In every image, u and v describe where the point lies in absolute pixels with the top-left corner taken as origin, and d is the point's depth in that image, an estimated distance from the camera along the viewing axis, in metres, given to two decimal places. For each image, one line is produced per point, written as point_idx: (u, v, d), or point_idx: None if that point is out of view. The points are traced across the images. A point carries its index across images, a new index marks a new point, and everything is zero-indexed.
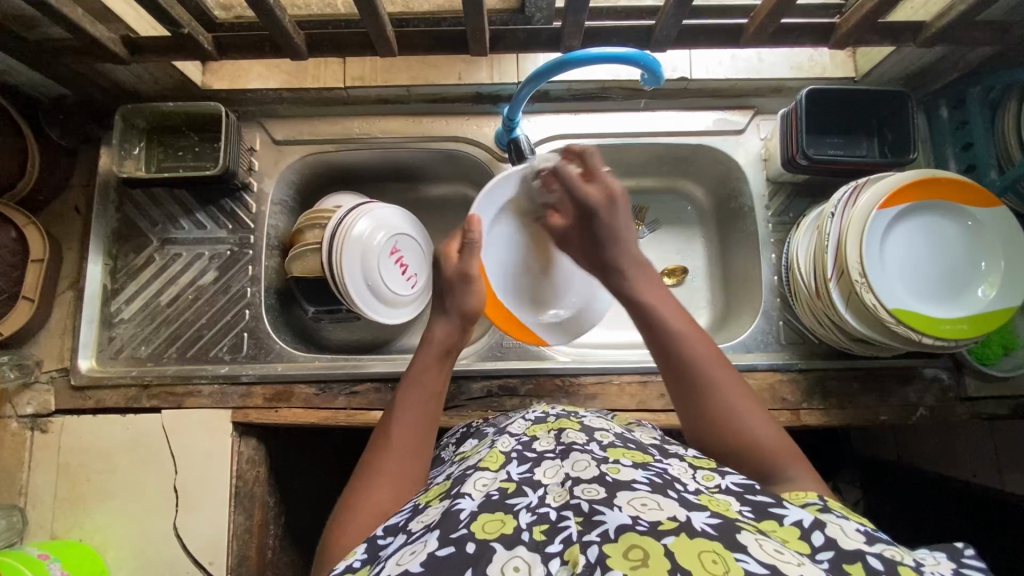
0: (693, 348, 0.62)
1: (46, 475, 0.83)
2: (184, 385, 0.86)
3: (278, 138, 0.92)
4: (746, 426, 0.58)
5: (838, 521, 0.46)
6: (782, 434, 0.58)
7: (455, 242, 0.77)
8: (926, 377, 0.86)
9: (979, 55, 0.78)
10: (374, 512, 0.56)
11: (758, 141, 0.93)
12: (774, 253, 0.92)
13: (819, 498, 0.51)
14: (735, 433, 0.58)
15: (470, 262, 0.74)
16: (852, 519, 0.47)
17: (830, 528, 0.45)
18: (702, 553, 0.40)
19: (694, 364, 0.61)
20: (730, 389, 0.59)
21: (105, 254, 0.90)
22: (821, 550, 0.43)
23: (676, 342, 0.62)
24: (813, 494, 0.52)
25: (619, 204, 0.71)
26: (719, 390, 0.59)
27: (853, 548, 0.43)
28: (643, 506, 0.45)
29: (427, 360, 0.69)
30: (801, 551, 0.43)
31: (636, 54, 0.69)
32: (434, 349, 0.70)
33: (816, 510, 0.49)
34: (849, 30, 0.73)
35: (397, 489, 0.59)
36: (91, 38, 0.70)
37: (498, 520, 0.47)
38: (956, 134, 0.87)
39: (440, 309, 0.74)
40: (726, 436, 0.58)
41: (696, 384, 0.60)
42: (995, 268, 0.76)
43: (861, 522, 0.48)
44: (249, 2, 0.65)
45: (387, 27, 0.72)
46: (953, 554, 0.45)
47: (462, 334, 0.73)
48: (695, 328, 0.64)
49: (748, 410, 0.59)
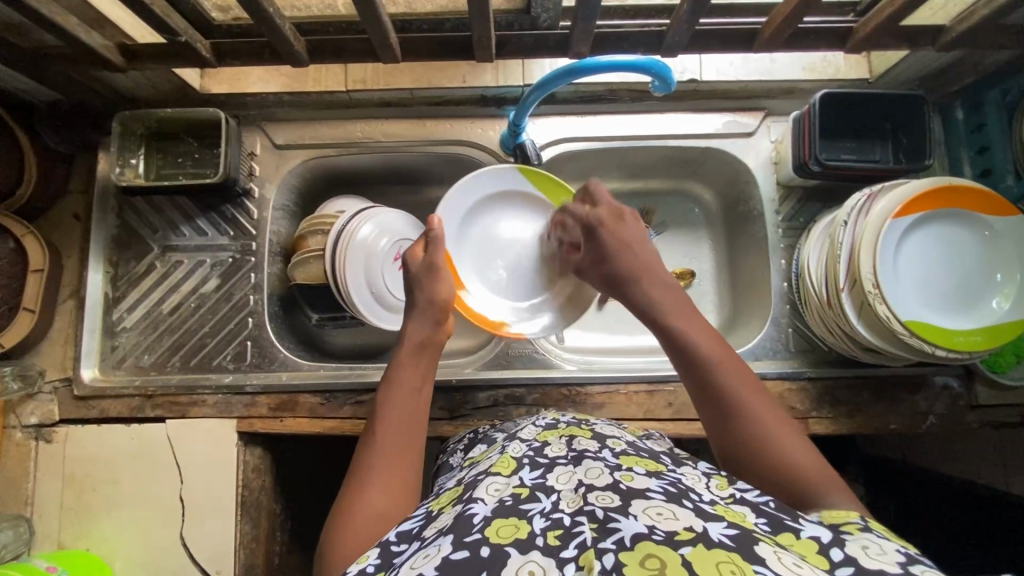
0: (717, 364, 0.60)
1: (52, 485, 0.83)
2: (187, 395, 0.85)
3: (279, 143, 0.91)
4: (785, 448, 0.55)
5: (872, 542, 0.45)
6: (819, 457, 0.55)
7: (419, 243, 0.80)
8: (937, 386, 0.85)
9: (997, 59, 0.76)
10: (373, 514, 0.55)
11: (769, 143, 0.91)
12: (783, 259, 0.90)
13: (859, 518, 0.48)
14: (775, 454, 0.55)
15: (435, 253, 0.77)
16: (891, 541, 0.45)
17: (849, 546, 0.44)
18: (719, 564, 0.39)
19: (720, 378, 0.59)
20: (764, 408, 0.57)
21: (106, 262, 0.88)
22: (841, 565, 0.42)
23: (698, 356, 0.61)
24: (854, 513, 0.49)
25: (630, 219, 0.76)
26: (753, 409, 0.57)
27: (876, 568, 0.41)
28: (659, 515, 0.44)
29: (406, 357, 0.69)
30: (819, 566, 0.42)
31: (646, 62, 0.68)
32: (409, 344, 0.71)
33: (855, 528, 0.47)
34: (867, 34, 0.70)
35: (395, 487, 0.58)
36: (85, 46, 0.69)
37: (513, 525, 0.46)
38: (970, 137, 0.85)
39: (412, 303, 0.75)
40: (767, 459, 0.55)
41: (729, 400, 0.58)
42: (1010, 279, 0.74)
43: (903, 545, 0.45)
44: (249, 10, 0.63)
45: (389, 33, 0.70)
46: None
47: (436, 325, 0.73)
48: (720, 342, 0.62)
49: (786, 432, 0.56)
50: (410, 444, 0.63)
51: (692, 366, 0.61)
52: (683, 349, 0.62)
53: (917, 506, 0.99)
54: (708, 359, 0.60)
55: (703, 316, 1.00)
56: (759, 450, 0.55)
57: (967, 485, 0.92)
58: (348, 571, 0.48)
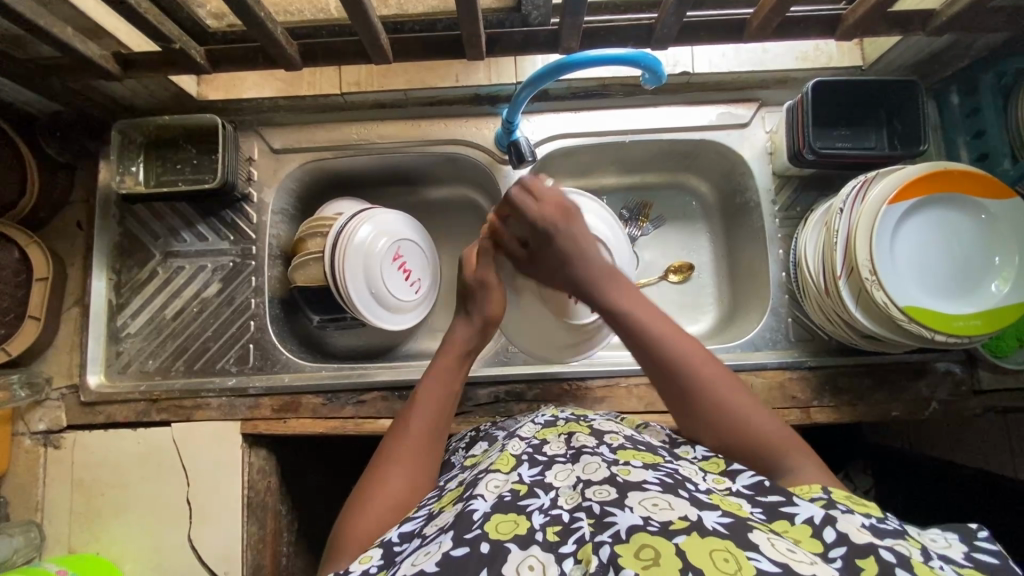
0: (672, 346, 0.62)
1: (61, 489, 0.84)
2: (192, 399, 0.87)
3: (276, 147, 0.92)
4: (747, 418, 0.59)
5: (844, 516, 0.46)
6: (785, 426, 0.59)
7: (476, 248, 0.77)
8: (939, 371, 0.85)
9: (988, 42, 0.76)
10: (389, 504, 0.57)
11: (764, 134, 0.91)
12: (781, 249, 0.90)
13: (823, 492, 0.51)
14: (739, 425, 0.58)
15: (488, 270, 0.73)
16: (857, 512, 0.47)
17: (841, 522, 0.45)
18: (713, 552, 0.39)
19: (677, 362, 0.61)
20: (714, 375, 0.61)
21: (109, 269, 0.90)
22: (834, 548, 0.43)
23: (649, 340, 0.63)
24: (818, 487, 0.52)
25: (574, 216, 0.71)
26: (711, 381, 0.60)
27: (866, 542, 0.42)
28: (654, 506, 0.44)
29: (442, 361, 0.70)
30: (813, 550, 0.43)
31: (635, 55, 0.68)
32: (451, 351, 0.71)
33: (822, 505, 0.49)
34: (856, 21, 0.70)
35: (411, 484, 0.59)
36: (81, 56, 0.69)
37: (512, 521, 0.46)
38: (967, 122, 0.85)
39: (463, 311, 0.74)
40: (731, 430, 0.59)
41: (677, 363, 0.61)
42: (1009, 261, 0.74)
43: (867, 513, 0.47)
44: (242, 17, 0.64)
45: (380, 35, 0.70)
46: (965, 536, 0.46)
47: (480, 336, 0.72)
48: (670, 324, 0.65)
49: (747, 405, 0.59)
50: (432, 454, 0.63)
51: (648, 355, 0.63)
52: (646, 347, 0.63)
53: (923, 494, 0.99)
54: (643, 328, 0.64)
55: (703, 308, 1.01)
56: (726, 417, 0.59)
57: (973, 470, 0.91)
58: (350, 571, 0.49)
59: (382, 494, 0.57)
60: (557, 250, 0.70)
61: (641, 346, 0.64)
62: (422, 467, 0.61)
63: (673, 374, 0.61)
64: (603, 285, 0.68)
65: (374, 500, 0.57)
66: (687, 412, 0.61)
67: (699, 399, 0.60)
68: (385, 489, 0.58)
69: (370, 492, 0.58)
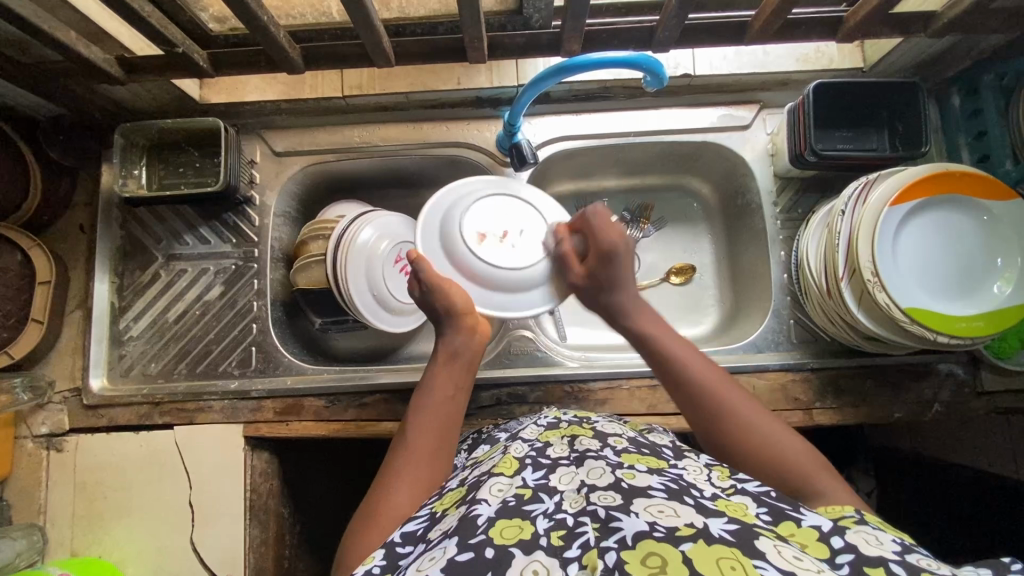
0: (700, 372, 0.64)
1: (64, 492, 0.84)
2: (195, 401, 0.87)
3: (278, 150, 0.92)
4: (772, 439, 0.59)
5: (873, 531, 0.46)
6: (811, 449, 0.59)
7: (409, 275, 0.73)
8: (941, 373, 0.85)
9: (990, 43, 0.76)
10: (395, 514, 0.56)
11: (765, 136, 0.91)
12: (783, 251, 0.90)
13: (856, 512, 0.50)
14: (764, 448, 0.58)
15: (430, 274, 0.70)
16: (887, 531, 0.47)
17: (851, 535, 0.45)
18: (720, 559, 0.39)
19: (702, 384, 0.63)
20: (740, 401, 0.62)
21: (111, 272, 0.90)
22: (841, 553, 0.43)
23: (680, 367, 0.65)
24: (849, 507, 0.52)
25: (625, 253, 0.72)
26: (736, 406, 0.61)
27: (875, 555, 0.42)
28: (661, 512, 0.44)
29: (437, 370, 0.69)
30: (820, 556, 0.43)
31: (637, 57, 0.68)
32: (443, 359, 0.70)
33: (852, 522, 0.48)
34: (858, 23, 0.71)
35: (413, 491, 0.59)
36: (85, 60, 0.70)
37: (517, 526, 0.46)
38: (968, 124, 0.85)
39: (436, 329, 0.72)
40: (756, 452, 0.58)
41: (703, 388, 0.63)
42: (1012, 263, 0.74)
43: (898, 534, 0.47)
44: (244, 20, 0.64)
45: (382, 38, 0.70)
46: (998, 569, 0.45)
47: (471, 343, 0.71)
48: (700, 354, 0.67)
49: (773, 428, 0.60)
50: (434, 461, 0.63)
51: (677, 382, 0.65)
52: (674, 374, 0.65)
53: (926, 496, 0.99)
54: (672, 357, 0.66)
55: (705, 309, 1.01)
56: (751, 441, 0.59)
57: (976, 471, 0.91)
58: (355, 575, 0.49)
59: (387, 506, 0.57)
60: (611, 275, 0.71)
61: (671, 376, 0.65)
62: (424, 477, 0.61)
63: (700, 402, 0.63)
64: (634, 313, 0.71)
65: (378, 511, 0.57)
66: (715, 441, 0.62)
67: (727, 424, 0.61)
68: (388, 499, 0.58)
69: (374, 504, 0.58)
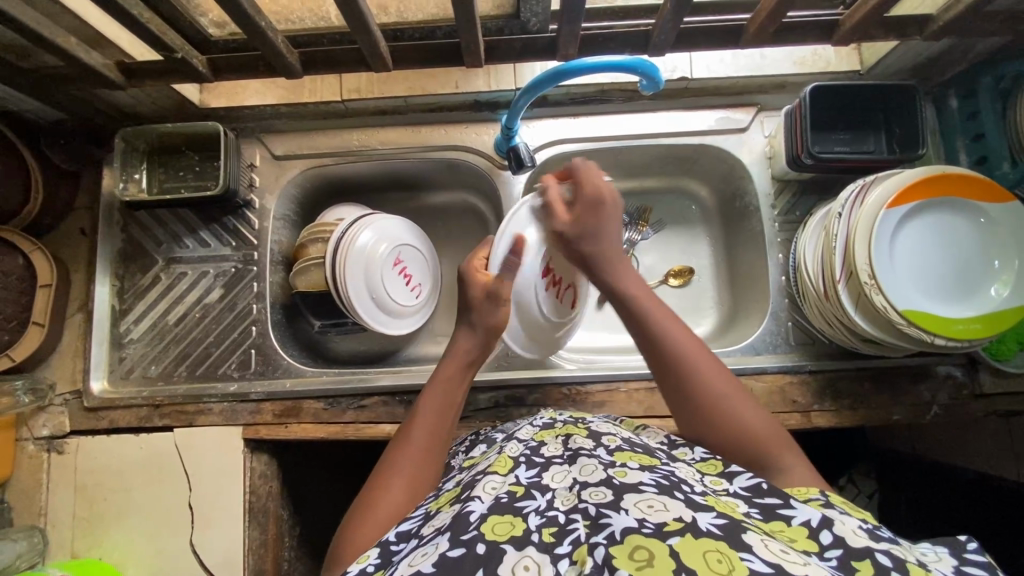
0: (676, 339, 0.62)
1: (65, 494, 0.85)
2: (195, 404, 0.87)
3: (277, 154, 0.92)
4: (739, 414, 0.59)
5: (840, 517, 0.47)
6: (774, 424, 0.60)
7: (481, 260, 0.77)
8: (940, 375, 0.85)
9: (987, 46, 0.76)
10: (392, 512, 0.57)
11: (762, 138, 0.91)
12: (781, 253, 0.90)
13: (822, 495, 0.51)
14: (728, 423, 0.59)
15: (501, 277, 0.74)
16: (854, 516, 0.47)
17: (838, 526, 0.45)
18: (707, 553, 0.40)
19: (676, 353, 0.61)
20: (712, 371, 0.61)
21: (112, 276, 0.90)
22: (829, 548, 0.43)
23: (656, 333, 0.63)
24: (815, 490, 0.52)
25: (608, 208, 0.70)
26: (706, 377, 0.60)
27: (863, 548, 0.43)
28: (650, 508, 0.44)
29: (449, 369, 0.71)
30: (809, 549, 0.43)
31: (633, 61, 0.68)
32: (456, 358, 0.72)
33: (819, 506, 0.49)
34: (853, 26, 0.71)
35: (414, 488, 0.60)
36: (85, 66, 0.70)
37: (508, 522, 0.47)
38: (966, 126, 0.85)
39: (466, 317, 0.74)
40: (722, 431, 0.59)
41: (677, 356, 0.61)
42: (1009, 266, 0.74)
43: (863, 518, 0.47)
44: (241, 25, 0.64)
45: (380, 43, 0.71)
46: (956, 549, 0.45)
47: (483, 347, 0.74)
48: (677, 319, 0.64)
49: (739, 402, 0.60)
50: (433, 461, 0.64)
51: (648, 347, 0.63)
52: (652, 343, 0.63)
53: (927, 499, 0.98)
54: (649, 320, 0.63)
55: (703, 312, 1.01)
56: (717, 417, 0.59)
57: (976, 474, 0.91)
58: (348, 572, 0.48)
59: (377, 505, 0.57)
60: (597, 223, 0.69)
61: (646, 343, 0.63)
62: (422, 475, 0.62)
63: (675, 371, 0.61)
64: (612, 270, 0.68)
65: (378, 505, 0.57)
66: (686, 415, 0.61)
67: (696, 396, 0.60)
68: (388, 495, 0.58)
69: (373, 499, 0.58)
